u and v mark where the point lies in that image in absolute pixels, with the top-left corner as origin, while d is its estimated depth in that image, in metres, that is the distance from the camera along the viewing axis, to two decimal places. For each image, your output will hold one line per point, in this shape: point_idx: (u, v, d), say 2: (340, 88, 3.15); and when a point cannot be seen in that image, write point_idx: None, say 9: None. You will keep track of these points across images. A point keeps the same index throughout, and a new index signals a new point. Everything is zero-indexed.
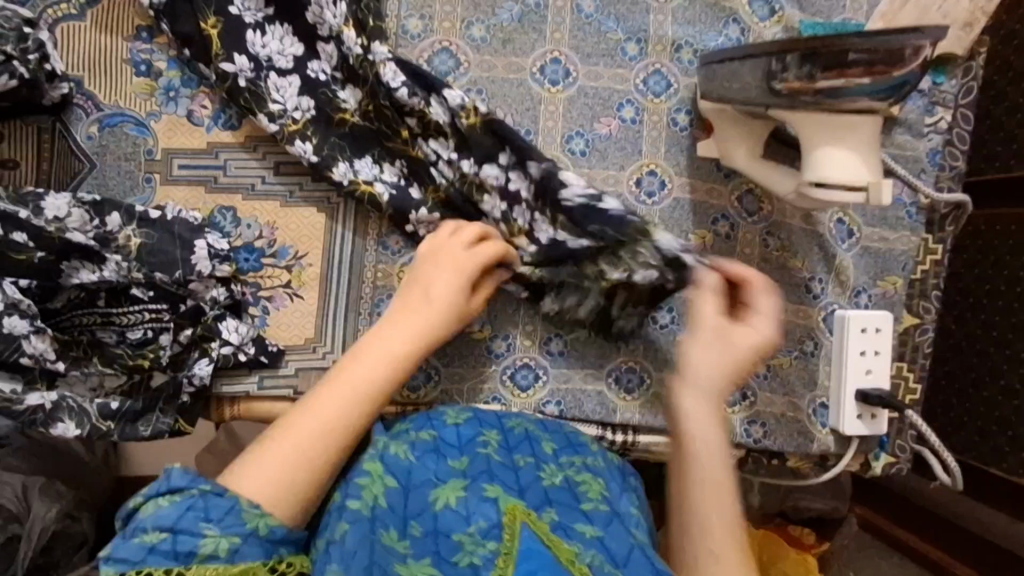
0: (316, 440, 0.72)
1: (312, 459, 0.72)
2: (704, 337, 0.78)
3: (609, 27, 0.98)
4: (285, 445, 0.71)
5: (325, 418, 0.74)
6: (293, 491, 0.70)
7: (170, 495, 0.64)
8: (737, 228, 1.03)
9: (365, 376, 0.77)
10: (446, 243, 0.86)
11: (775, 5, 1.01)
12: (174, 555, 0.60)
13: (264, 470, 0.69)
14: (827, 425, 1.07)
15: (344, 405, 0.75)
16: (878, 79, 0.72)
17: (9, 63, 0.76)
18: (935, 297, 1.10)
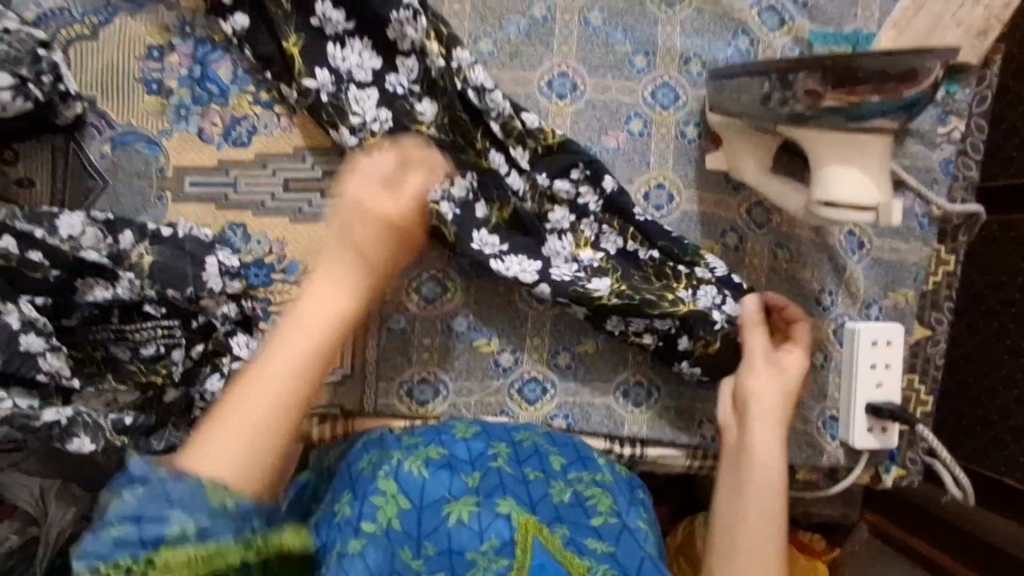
0: (277, 413, 0.59)
1: (283, 434, 0.59)
2: (760, 365, 0.90)
3: (617, 39, 0.98)
4: (242, 425, 0.58)
5: (279, 388, 0.60)
6: (267, 474, 0.58)
7: (132, 488, 0.54)
8: (746, 240, 1.03)
9: (314, 330, 0.63)
10: (369, 179, 0.70)
11: (785, 15, 1.01)
12: (144, 544, 0.52)
13: (227, 459, 0.56)
14: (837, 438, 1.07)
15: (299, 370, 0.61)
16: (887, 98, 0.71)
17: (23, 86, 0.77)
18: (947, 308, 1.09)
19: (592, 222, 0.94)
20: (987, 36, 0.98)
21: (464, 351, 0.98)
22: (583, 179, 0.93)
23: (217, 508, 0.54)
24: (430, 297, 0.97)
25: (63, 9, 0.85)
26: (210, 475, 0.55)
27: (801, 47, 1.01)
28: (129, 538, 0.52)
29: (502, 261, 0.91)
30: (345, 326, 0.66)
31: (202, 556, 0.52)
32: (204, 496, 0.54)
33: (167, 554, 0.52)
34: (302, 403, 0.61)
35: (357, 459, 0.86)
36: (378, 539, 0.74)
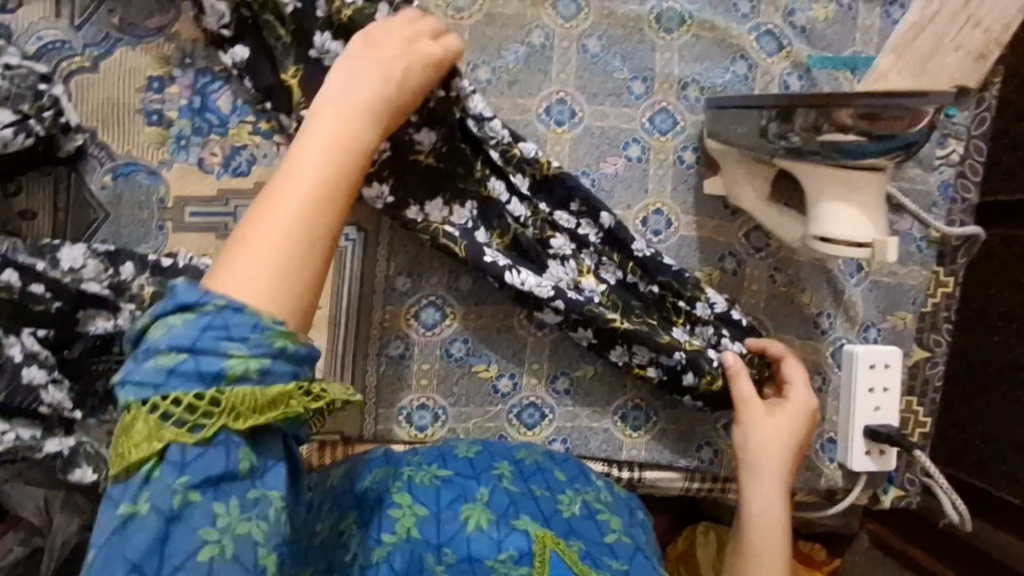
0: (295, 235, 0.51)
1: (306, 252, 0.52)
2: (757, 415, 0.91)
3: (615, 66, 0.98)
4: (257, 247, 0.51)
5: (289, 211, 0.52)
6: (294, 299, 0.51)
7: (181, 314, 0.48)
8: (744, 264, 1.03)
9: (320, 152, 0.55)
10: (379, 42, 0.67)
11: (783, 40, 1.01)
12: (200, 379, 0.47)
13: (244, 274, 0.50)
14: (835, 460, 1.07)
15: (308, 191, 0.53)
16: (883, 136, 0.71)
17: (25, 122, 0.77)
18: (946, 330, 1.09)
19: (592, 253, 0.95)
20: (987, 59, 1.00)
21: (462, 376, 0.98)
22: (582, 211, 0.94)
23: (278, 343, 0.49)
24: (429, 324, 0.97)
25: (63, 42, 0.86)
26: (233, 296, 0.49)
27: (799, 72, 1.01)
28: (184, 368, 0.47)
29: (516, 273, 0.90)
30: (358, 147, 0.58)
31: (260, 399, 0.48)
32: (264, 331, 0.48)
33: (225, 393, 0.47)
34: (316, 226, 0.52)
35: (361, 476, 0.83)
36: (403, 547, 0.73)
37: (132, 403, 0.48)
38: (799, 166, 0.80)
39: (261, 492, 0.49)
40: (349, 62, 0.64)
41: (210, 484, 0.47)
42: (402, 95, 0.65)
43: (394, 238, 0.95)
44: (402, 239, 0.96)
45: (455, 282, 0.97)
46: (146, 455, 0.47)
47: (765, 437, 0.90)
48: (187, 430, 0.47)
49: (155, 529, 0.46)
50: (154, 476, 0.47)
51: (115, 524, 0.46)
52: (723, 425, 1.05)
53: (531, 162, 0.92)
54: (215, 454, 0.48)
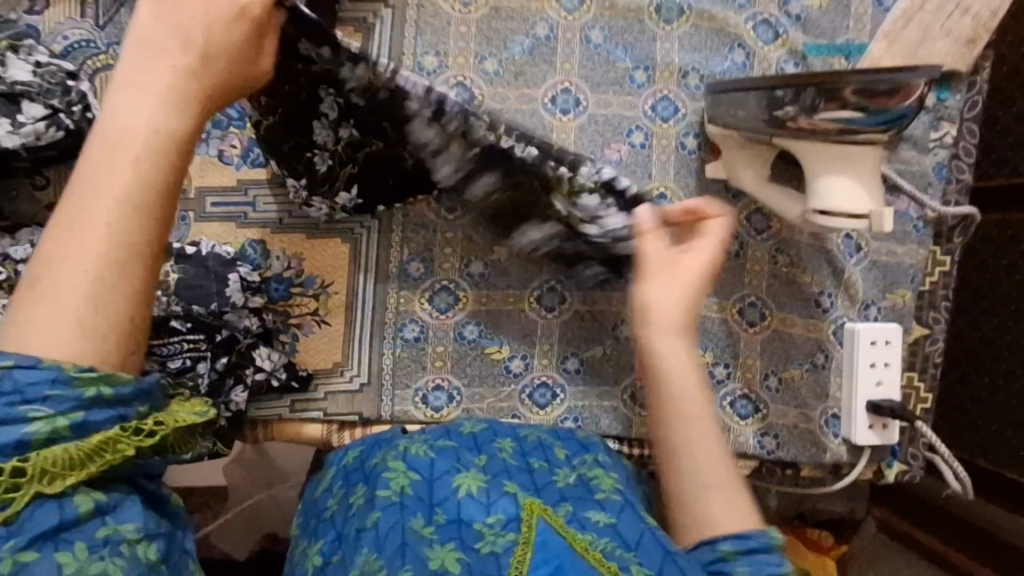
0: (98, 286, 0.57)
1: (119, 265, 0.58)
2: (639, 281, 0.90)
3: (618, 56, 1.02)
4: (67, 262, 0.57)
5: (72, 277, 0.56)
6: (98, 320, 0.56)
7: None
8: (746, 246, 1.07)
9: (104, 207, 0.58)
10: (135, 67, 0.63)
11: (779, 29, 1.04)
12: (5, 452, 0.51)
13: (58, 287, 0.56)
14: (839, 436, 1.09)
15: (123, 233, 0.58)
16: (876, 103, 0.74)
17: (55, 116, 0.80)
18: (944, 307, 1.12)
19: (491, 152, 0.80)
20: (977, 45, 1.02)
21: (475, 358, 1.01)
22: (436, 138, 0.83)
23: (92, 391, 0.54)
24: (443, 307, 1.00)
25: (89, 40, 0.90)
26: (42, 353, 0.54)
27: (795, 59, 1.05)
28: None
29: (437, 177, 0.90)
30: (175, 150, 0.62)
31: (83, 451, 0.53)
32: (64, 383, 0.53)
33: None
34: (136, 258, 0.59)
35: (371, 455, 0.86)
36: (392, 509, 0.74)
37: None
38: (797, 145, 0.83)
39: None
40: (124, 84, 0.62)
41: None
42: (217, 92, 0.66)
43: (406, 226, 0.99)
44: (300, 172, 0.90)
45: (470, 267, 1.00)
46: None
47: (667, 299, 0.81)
48: None
49: None
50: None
51: None
52: (730, 402, 1.08)
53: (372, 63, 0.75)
54: (47, 512, 0.51)
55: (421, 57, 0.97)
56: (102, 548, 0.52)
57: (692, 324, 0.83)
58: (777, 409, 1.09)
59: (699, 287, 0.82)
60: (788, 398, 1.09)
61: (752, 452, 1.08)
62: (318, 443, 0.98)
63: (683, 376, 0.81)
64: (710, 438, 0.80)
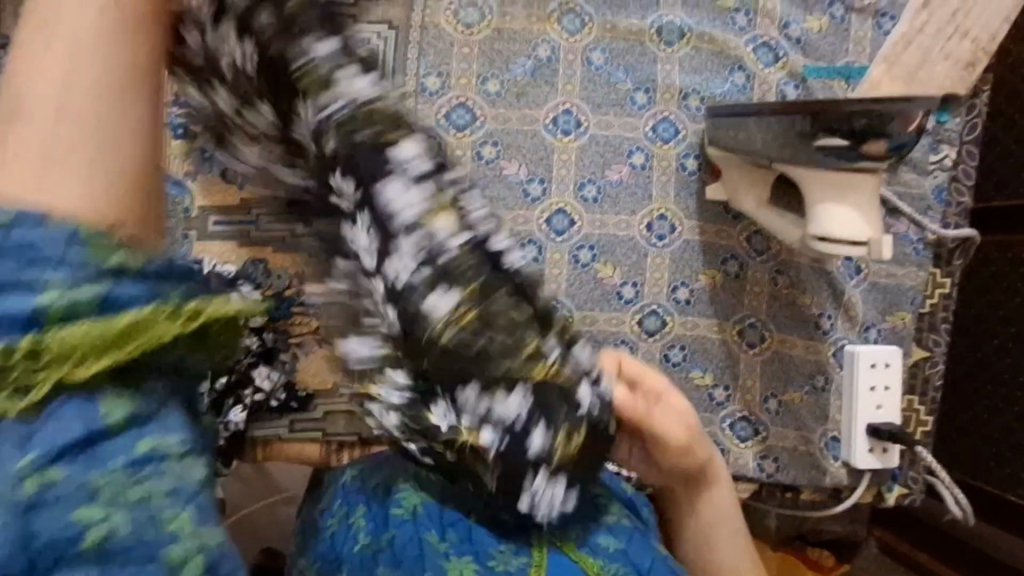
0: (103, 132, 0.49)
1: (118, 127, 0.50)
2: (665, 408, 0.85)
3: (619, 77, 1.02)
4: (32, 116, 0.47)
5: (59, 113, 0.48)
6: (112, 184, 0.49)
7: None
8: (746, 268, 1.07)
9: (89, 45, 0.50)
10: None
11: (780, 51, 1.04)
12: (12, 326, 0.39)
13: (30, 148, 0.47)
14: (839, 458, 1.09)
15: (107, 81, 0.50)
16: (880, 138, 0.74)
17: None
18: (944, 330, 1.12)
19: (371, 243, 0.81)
20: (976, 68, 1.01)
21: None
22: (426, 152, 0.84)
23: (114, 262, 0.43)
24: None
25: None
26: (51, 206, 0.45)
27: (796, 81, 1.05)
28: None
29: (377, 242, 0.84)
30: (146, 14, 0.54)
31: (109, 337, 0.42)
32: (84, 247, 0.42)
33: None
34: (153, 108, 0.53)
35: (376, 472, 0.88)
36: (406, 526, 0.78)
37: None
38: (797, 170, 0.83)
39: None
40: None
41: None
42: None
43: None
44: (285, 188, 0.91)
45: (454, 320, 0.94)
46: None
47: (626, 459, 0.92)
48: None
49: None
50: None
51: None
52: (729, 424, 1.08)
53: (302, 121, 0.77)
54: (65, 428, 0.40)
55: (424, 78, 0.98)
56: (144, 467, 0.42)
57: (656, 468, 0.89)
58: (777, 431, 1.09)
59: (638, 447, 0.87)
60: (788, 420, 1.09)
61: (750, 474, 1.08)
62: (318, 463, 0.98)
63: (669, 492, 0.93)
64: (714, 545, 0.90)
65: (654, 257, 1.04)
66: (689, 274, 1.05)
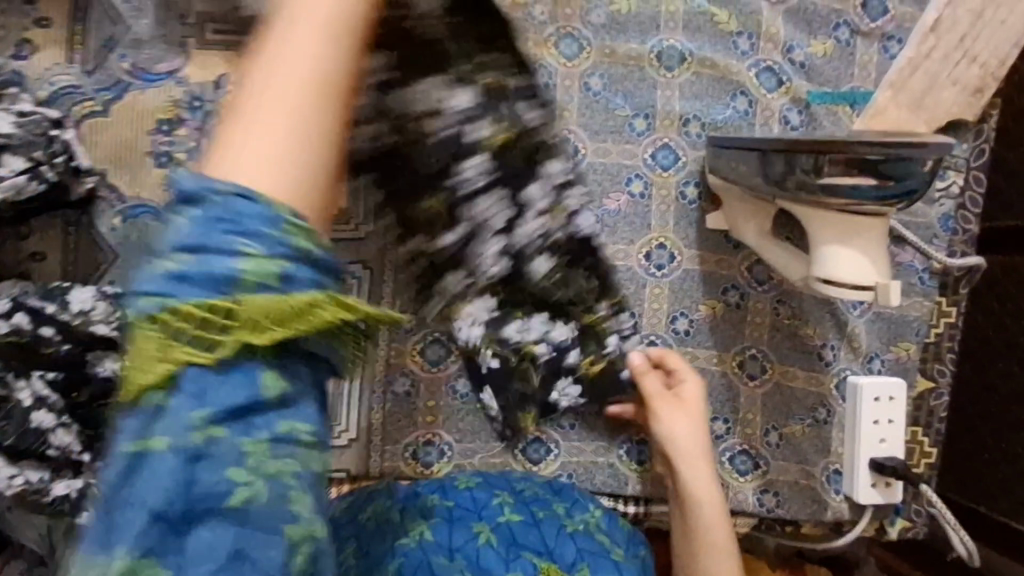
0: (306, 113, 0.51)
1: (316, 104, 0.51)
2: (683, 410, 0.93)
3: (617, 103, 0.99)
4: (255, 104, 0.50)
5: (285, 96, 0.51)
6: (312, 164, 0.50)
7: (174, 260, 0.46)
8: (747, 298, 1.04)
9: (316, 25, 0.53)
10: None
11: (783, 76, 1.02)
12: (211, 286, 0.46)
13: (247, 145, 0.49)
14: (841, 493, 1.06)
15: (329, 53, 0.52)
16: (897, 180, 0.72)
17: (38, 169, 0.79)
18: (950, 359, 1.10)
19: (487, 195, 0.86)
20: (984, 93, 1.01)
21: (468, 413, 0.99)
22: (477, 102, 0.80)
23: (295, 240, 0.47)
24: (434, 359, 0.98)
25: (76, 86, 0.87)
26: (245, 184, 0.48)
27: (799, 107, 1.02)
28: (187, 275, 0.46)
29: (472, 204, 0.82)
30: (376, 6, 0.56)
31: (286, 309, 0.47)
32: (279, 229, 0.47)
33: (230, 312, 0.45)
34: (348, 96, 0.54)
35: (367, 507, 0.86)
36: (414, 554, 0.79)
37: (143, 314, 0.46)
38: (801, 208, 0.81)
39: (273, 426, 0.47)
40: None
41: (234, 417, 0.46)
42: None
43: None
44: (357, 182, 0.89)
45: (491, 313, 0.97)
46: (158, 370, 0.46)
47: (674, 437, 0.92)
48: (203, 349, 0.46)
49: (172, 470, 0.44)
50: (169, 407, 0.45)
51: (126, 463, 0.44)
52: (729, 458, 1.06)
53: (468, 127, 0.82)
54: (237, 384, 0.46)
55: None
56: (283, 443, 0.47)
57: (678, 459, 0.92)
58: (777, 465, 1.07)
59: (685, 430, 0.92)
60: (788, 453, 1.06)
61: (750, 509, 1.06)
62: None
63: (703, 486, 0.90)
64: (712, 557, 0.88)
65: (653, 288, 1.01)
66: (688, 305, 1.03)
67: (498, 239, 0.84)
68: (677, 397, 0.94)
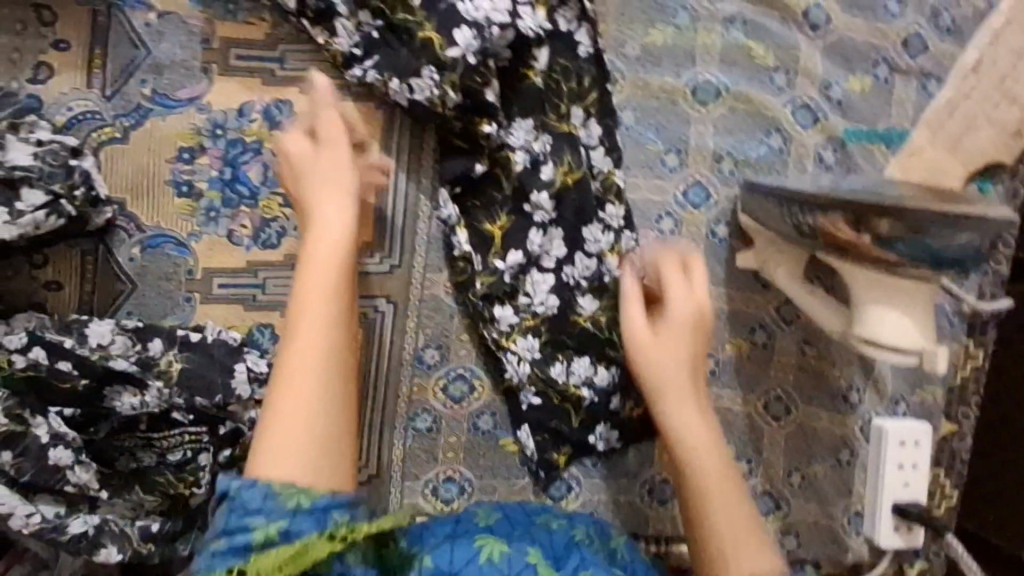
0: (325, 415, 0.67)
1: (326, 407, 0.67)
2: (670, 341, 0.82)
3: (649, 138, 0.97)
4: (286, 416, 0.66)
5: (304, 413, 0.66)
6: (334, 458, 0.67)
7: (217, 542, 0.61)
8: (774, 337, 1.03)
9: (307, 352, 0.68)
10: (334, 202, 0.76)
11: (818, 113, 0.99)
12: (238, 552, 0.60)
13: (280, 464, 0.64)
14: (862, 533, 1.06)
15: (330, 360, 0.69)
16: (949, 248, 0.73)
17: (57, 203, 0.76)
18: (974, 402, 1.10)
19: (558, 223, 0.91)
20: None
21: (489, 450, 0.97)
22: (546, 150, 0.89)
23: (293, 502, 0.61)
24: (457, 396, 0.96)
25: (94, 113, 0.84)
26: (277, 480, 0.63)
27: (834, 145, 1.00)
28: (221, 550, 0.60)
29: (539, 235, 0.91)
30: (351, 281, 0.74)
31: (281, 559, 0.58)
32: (275, 499, 0.61)
33: (245, 568, 0.59)
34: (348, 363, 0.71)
35: None
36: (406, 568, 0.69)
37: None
38: (841, 267, 0.80)
39: None
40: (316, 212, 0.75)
41: None
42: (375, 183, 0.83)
43: (421, 310, 0.95)
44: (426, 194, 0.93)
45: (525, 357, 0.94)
46: None
47: (677, 412, 0.81)
48: None
49: None
50: None
51: None
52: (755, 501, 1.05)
53: (535, 159, 0.89)
54: None
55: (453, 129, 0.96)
56: None
57: (687, 386, 0.82)
58: (799, 507, 1.06)
59: (692, 351, 0.83)
60: (810, 494, 1.06)
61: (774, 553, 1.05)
62: None
63: (697, 433, 0.80)
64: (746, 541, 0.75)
65: None
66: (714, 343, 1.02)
67: (549, 275, 0.91)
68: (664, 339, 0.82)
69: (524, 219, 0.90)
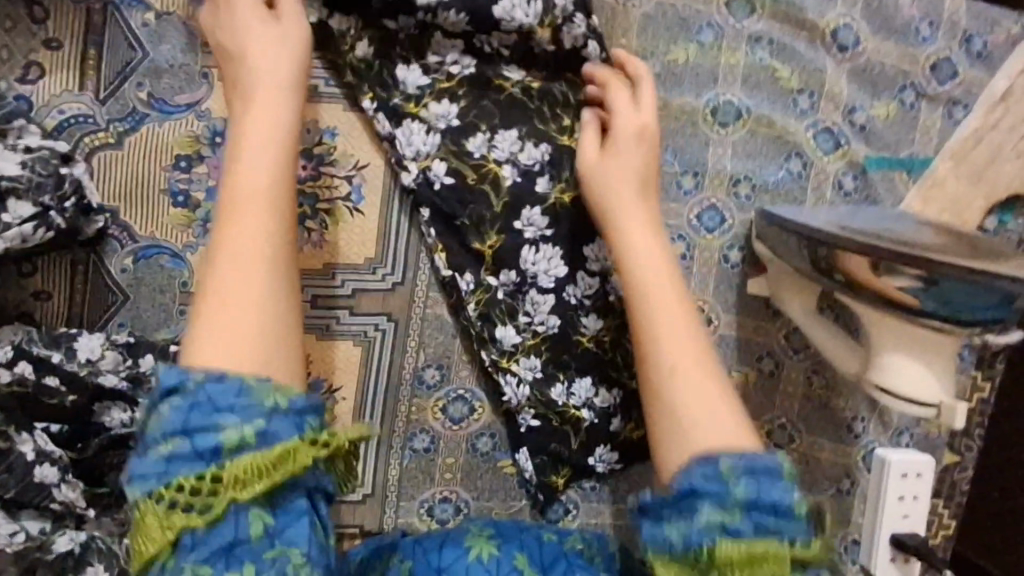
0: (267, 287, 0.58)
1: (271, 271, 0.59)
2: (612, 158, 0.81)
3: (666, 160, 0.93)
4: (221, 291, 0.57)
5: (240, 281, 0.57)
6: (278, 345, 0.57)
7: (166, 442, 0.51)
8: (782, 365, 1.00)
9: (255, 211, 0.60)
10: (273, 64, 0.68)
11: (841, 139, 0.96)
12: (203, 456, 0.51)
13: (213, 343, 0.55)
14: (858, 562, 1.05)
15: (270, 227, 0.60)
16: (984, 308, 0.72)
17: (46, 215, 0.73)
18: (977, 434, 1.09)
19: (556, 241, 0.88)
20: None
21: (487, 471, 0.96)
22: (542, 160, 0.87)
23: (270, 401, 0.53)
24: (457, 417, 0.94)
25: (87, 116, 0.80)
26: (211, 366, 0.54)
27: (855, 172, 0.96)
28: (180, 453, 0.51)
29: (534, 251, 0.88)
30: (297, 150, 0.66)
31: (266, 461, 0.51)
32: (249, 396, 0.52)
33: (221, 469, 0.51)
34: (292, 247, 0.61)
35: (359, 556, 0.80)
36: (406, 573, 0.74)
37: (141, 497, 0.51)
38: (869, 313, 0.78)
39: (277, 550, 0.52)
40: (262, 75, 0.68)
41: (222, 556, 0.51)
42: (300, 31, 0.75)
43: (424, 329, 0.92)
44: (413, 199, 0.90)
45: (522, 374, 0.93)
46: (162, 544, 0.51)
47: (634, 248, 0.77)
48: (196, 514, 0.51)
49: None
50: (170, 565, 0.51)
51: None
52: None
53: (530, 171, 0.87)
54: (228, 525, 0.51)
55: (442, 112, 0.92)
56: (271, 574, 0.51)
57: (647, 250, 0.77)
58: None
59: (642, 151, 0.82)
60: None
61: None
62: None
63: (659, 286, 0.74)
64: (713, 405, 0.67)
65: None
66: None
67: (550, 295, 0.88)
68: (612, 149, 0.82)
69: (525, 237, 0.88)
